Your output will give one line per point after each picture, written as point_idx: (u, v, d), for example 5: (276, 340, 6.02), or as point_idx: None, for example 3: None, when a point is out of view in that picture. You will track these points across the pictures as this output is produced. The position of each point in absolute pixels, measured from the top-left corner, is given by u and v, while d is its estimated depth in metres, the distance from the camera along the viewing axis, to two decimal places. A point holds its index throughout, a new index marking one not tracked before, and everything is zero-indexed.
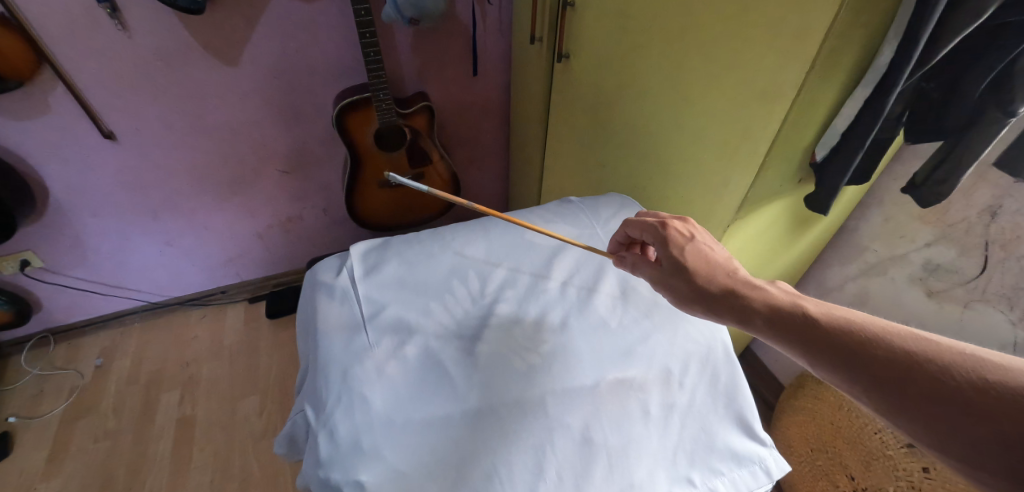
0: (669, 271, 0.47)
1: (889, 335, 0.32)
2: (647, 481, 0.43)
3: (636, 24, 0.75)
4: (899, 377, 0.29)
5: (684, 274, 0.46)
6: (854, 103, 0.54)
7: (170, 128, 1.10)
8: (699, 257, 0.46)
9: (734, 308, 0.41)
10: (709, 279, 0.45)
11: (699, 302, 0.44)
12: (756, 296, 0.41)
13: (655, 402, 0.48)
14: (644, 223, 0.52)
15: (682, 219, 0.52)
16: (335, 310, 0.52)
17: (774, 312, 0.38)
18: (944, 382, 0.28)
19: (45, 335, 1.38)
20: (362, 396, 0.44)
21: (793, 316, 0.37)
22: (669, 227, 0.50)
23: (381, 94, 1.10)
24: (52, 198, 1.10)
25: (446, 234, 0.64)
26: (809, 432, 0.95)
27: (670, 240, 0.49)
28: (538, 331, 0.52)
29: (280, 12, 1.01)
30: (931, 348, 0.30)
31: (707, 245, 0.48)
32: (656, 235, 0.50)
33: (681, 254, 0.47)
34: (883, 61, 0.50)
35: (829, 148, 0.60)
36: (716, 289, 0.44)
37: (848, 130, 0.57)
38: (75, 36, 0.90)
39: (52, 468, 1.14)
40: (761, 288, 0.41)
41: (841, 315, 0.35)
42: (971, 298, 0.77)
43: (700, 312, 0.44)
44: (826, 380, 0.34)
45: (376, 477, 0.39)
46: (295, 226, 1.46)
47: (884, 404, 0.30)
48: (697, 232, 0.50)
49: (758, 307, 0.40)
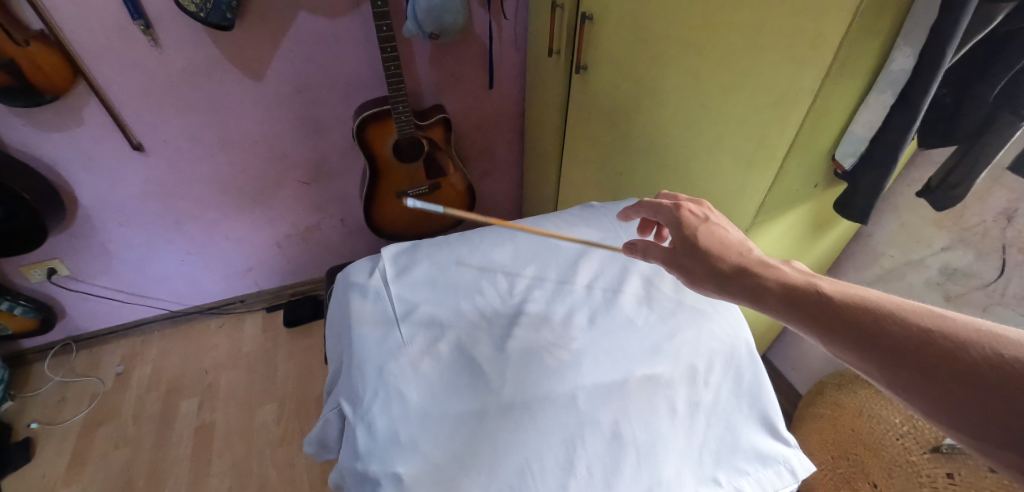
0: (682, 252, 0.49)
1: (901, 311, 0.32)
2: (673, 478, 0.45)
3: (653, 32, 0.78)
4: (912, 353, 0.30)
5: (697, 255, 0.48)
6: (881, 111, 0.55)
7: (198, 140, 1.14)
8: (713, 238, 0.48)
9: (747, 288, 0.42)
10: (723, 259, 0.46)
11: (711, 280, 0.46)
12: (770, 275, 0.41)
13: (682, 399, 0.49)
14: (659, 205, 0.54)
15: (696, 202, 0.53)
16: (369, 310, 0.54)
17: (786, 292, 0.39)
18: (956, 354, 0.28)
19: (68, 342, 1.41)
20: (399, 390, 0.46)
21: (806, 292, 0.38)
22: (684, 209, 0.52)
23: (401, 107, 1.13)
24: (81, 208, 1.14)
25: (473, 237, 0.65)
26: (830, 439, 0.94)
27: (684, 222, 0.50)
28: (565, 329, 0.53)
29: (304, 27, 1.05)
30: (943, 324, 0.30)
31: (721, 227, 0.50)
32: (670, 217, 0.52)
33: (694, 234, 0.49)
34: (900, 66, 0.52)
35: (856, 154, 0.60)
36: (729, 269, 0.45)
37: (876, 134, 0.57)
38: (112, 52, 0.95)
39: (73, 473, 1.15)
40: (775, 267, 0.42)
41: (855, 292, 0.36)
42: (990, 301, 0.77)
43: (712, 290, 0.46)
44: (836, 356, 0.35)
45: (414, 470, 0.40)
46: (313, 236, 1.49)
47: (894, 378, 0.30)
48: (711, 215, 0.51)
49: (771, 286, 0.41)
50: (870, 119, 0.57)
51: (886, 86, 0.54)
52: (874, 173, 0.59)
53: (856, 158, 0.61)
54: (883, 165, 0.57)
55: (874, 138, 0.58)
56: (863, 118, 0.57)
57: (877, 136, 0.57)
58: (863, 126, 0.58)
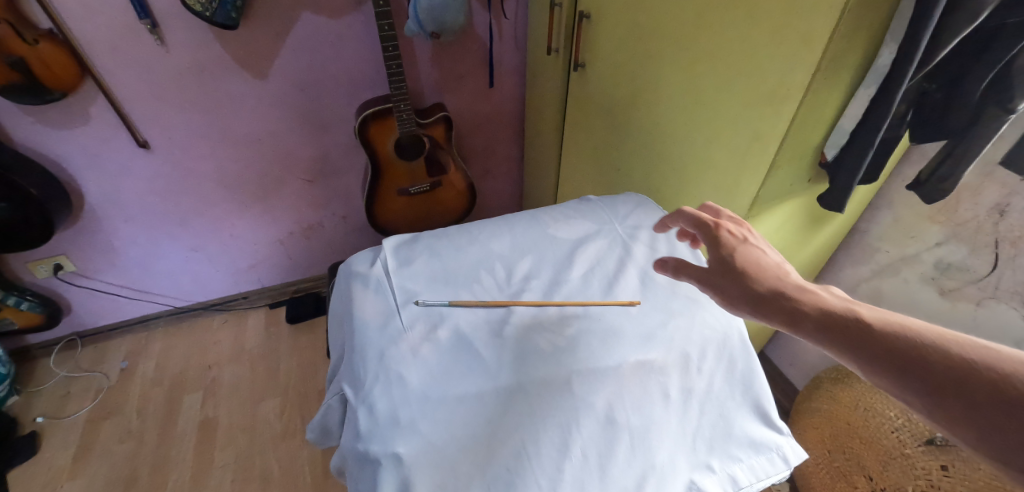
0: (715, 270, 0.45)
1: (955, 344, 0.29)
2: (667, 463, 0.47)
3: (649, 29, 0.79)
4: (968, 390, 0.26)
5: (731, 275, 0.44)
6: (862, 104, 0.57)
7: (202, 137, 1.16)
8: (749, 259, 0.44)
9: (776, 311, 0.39)
10: (756, 280, 0.42)
11: (744, 301, 0.42)
12: (805, 298, 0.38)
13: (675, 386, 0.50)
14: (699, 220, 0.50)
15: (737, 221, 0.50)
16: (370, 298, 0.55)
17: (822, 319, 0.35)
18: (1016, 395, 0.25)
19: (73, 338, 1.42)
20: (399, 374, 0.47)
21: (842, 320, 0.34)
22: (722, 227, 0.48)
23: (402, 105, 1.15)
24: (88, 205, 1.16)
25: (473, 229, 0.67)
26: (826, 433, 0.95)
27: (722, 240, 0.47)
28: (563, 317, 0.54)
29: (307, 27, 1.07)
30: (1005, 361, 0.26)
31: (760, 248, 0.46)
32: (708, 234, 0.48)
33: (730, 255, 0.45)
34: (884, 62, 0.53)
35: (838, 146, 0.63)
36: (761, 289, 0.41)
37: (857, 127, 0.59)
38: (119, 50, 0.96)
39: (78, 466, 1.17)
40: (811, 291, 0.39)
41: (901, 321, 0.32)
42: (983, 296, 0.78)
43: (745, 313, 0.42)
44: (879, 388, 0.31)
45: (413, 450, 0.42)
46: (315, 233, 1.50)
47: (944, 416, 0.27)
48: (750, 237, 0.48)
49: (806, 309, 0.37)
50: (854, 112, 0.59)
51: (871, 81, 0.55)
52: (850, 165, 0.62)
53: (837, 149, 0.63)
54: (858, 156, 0.60)
55: (856, 130, 0.60)
56: (849, 111, 0.59)
57: (856, 129, 0.59)
58: (847, 119, 0.60)
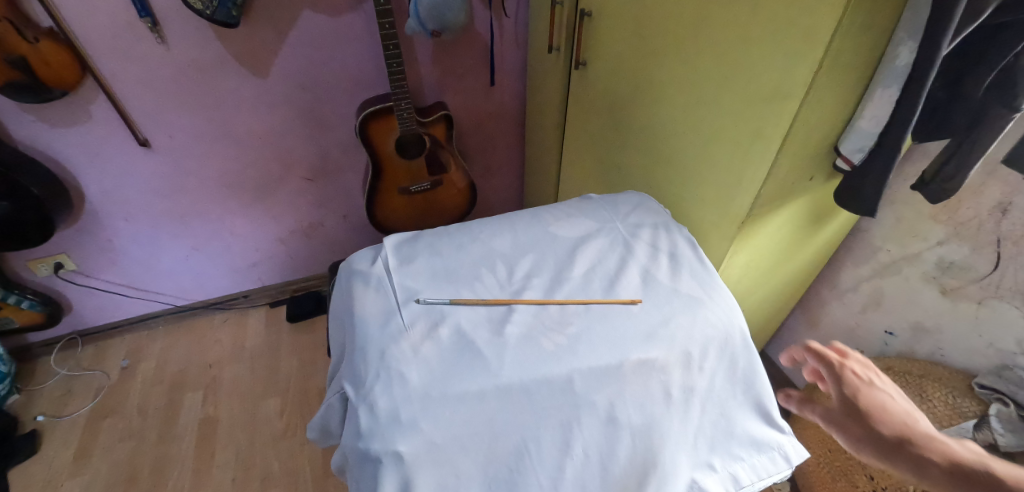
0: (843, 413, 0.44)
1: None
2: (668, 462, 0.47)
3: (650, 28, 0.79)
4: None
5: (862, 420, 0.43)
6: (886, 107, 0.56)
7: (203, 136, 1.16)
8: (877, 403, 0.44)
9: (903, 458, 0.40)
10: (888, 429, 0.42)
11: (878, 450, 0.42)
12: (947, 458, 0.39)
13: (677, 385, 0.50)
14: (820, 352, 0.49)
15: (856, 356, 0.49)
16: (371, 297, 0.55)
17: (955, 471, 0.38)
18: None
19: (74, 337, 1.42)
20: (400, 371, 0.46)
21: (973, 475, 0.37)
22: (845, 365, 0.48)
23: (402, 103, 1.15)
24: (88, 203, 1.16)
25: (474, 227, 0.67)
26: (827, 432, 0.94)
27: (847, 380, 0.46)
28: (564, 315, 0.54)
29: (308, 25, 1.07)
30: None
31: (883, 389, 0.46)
32: (833, 373, 0.48)
33: (858, 397, 0.45)
34: (904, 61, 0.52)
35: (864, 149, 0.61)
36: (894, 439, 0.41)
37: (883, 129, 0.58)
38: (119, 49, 0.96)
39: (79, 465, 1.17)
40: (950, 448, 0.40)
41: None
42: (985, 295, 0.78)
43: (879, 461, 0.42)
44: None
45: (415, 449, 0.41)
46: (316, 232, 1.50)
47: None
48: (872, 376, 0.47)
49: (947, 469, 0.38)
50: (877, 115, 0.57)
51: (891, 81, 0.54)
52: (879, 169, 0.60)
53: (864, 153, 0.61)
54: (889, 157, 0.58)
55: (882, 132, 0.58)
56: (871, 114, 0.58)
57: (885, 131, 0.57)
58: (869, 122, 0.58)
